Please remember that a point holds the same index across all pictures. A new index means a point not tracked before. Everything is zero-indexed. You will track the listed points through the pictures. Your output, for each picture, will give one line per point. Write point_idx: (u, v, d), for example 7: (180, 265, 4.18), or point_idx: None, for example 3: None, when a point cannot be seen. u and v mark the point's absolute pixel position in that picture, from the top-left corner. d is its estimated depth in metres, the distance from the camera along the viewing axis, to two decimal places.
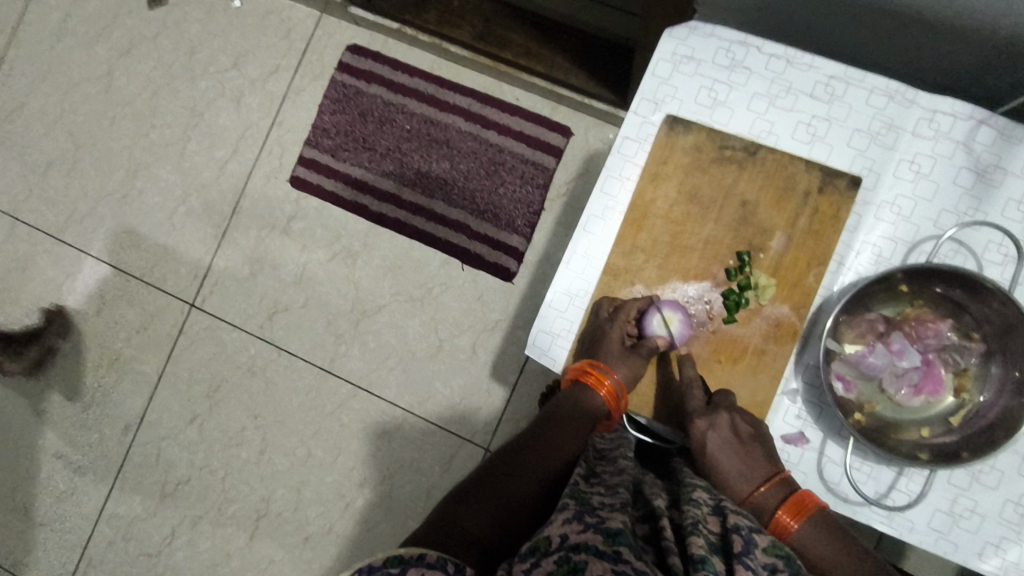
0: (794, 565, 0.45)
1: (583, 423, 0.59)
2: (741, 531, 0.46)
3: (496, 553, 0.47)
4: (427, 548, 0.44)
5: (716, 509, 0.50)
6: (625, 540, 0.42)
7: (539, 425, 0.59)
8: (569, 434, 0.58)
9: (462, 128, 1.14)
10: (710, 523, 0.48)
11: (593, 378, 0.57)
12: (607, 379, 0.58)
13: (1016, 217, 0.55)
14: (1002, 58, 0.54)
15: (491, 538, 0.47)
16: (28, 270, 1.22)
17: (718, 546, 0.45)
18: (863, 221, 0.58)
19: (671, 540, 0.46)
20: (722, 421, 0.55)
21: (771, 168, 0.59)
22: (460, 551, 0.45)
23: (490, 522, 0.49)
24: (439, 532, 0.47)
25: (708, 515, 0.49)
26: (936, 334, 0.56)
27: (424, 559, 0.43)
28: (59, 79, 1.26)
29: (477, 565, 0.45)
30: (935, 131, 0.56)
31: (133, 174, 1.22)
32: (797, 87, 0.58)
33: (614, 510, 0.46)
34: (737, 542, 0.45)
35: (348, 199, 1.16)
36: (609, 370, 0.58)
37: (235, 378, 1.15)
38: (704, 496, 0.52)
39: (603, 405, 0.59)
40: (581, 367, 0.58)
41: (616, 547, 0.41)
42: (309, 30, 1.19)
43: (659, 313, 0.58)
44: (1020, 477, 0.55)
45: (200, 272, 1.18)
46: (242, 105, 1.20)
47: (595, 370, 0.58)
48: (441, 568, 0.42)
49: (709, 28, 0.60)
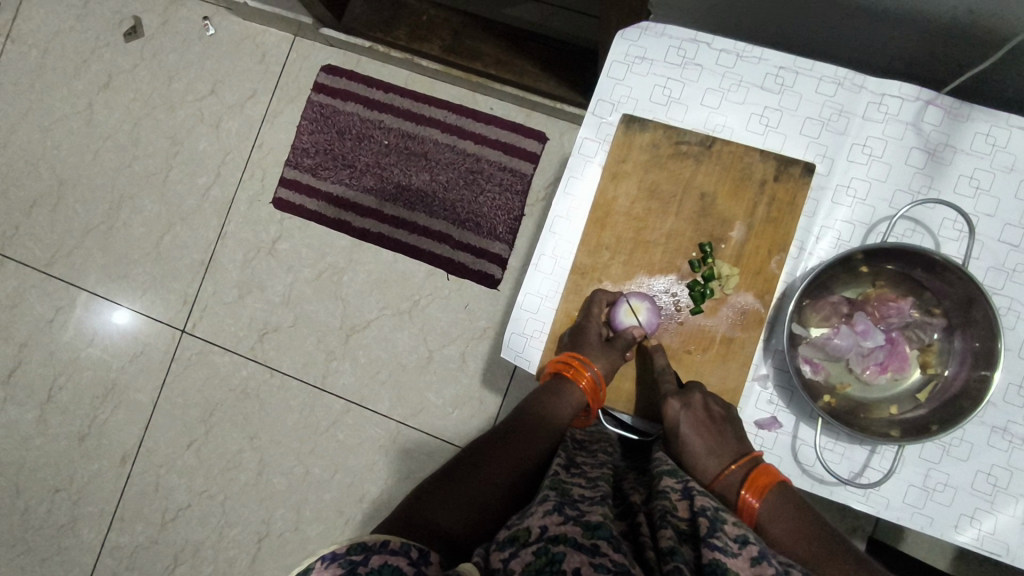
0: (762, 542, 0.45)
1: (558, 418, 0.60)
2: (708, 513, 0.47)
3: (464, 544, 0.48)
4: (389, 535, 0.44)
5: (685, 493, 0.51)
6: (604, 533, 0.42)
7: (513, 421, 0.60)
8: (543, 431, 0.60)
9: (438, 139, 1.16)
10: (680, 511, 0.49)
11: (573, 370, 0.58)
12: (586, 371, 0.58)
13: (968, 193, 0.57)
14: (945, 38, 0.55)
15: (457, 532, 0.48)
16: (19, 306, 1.24)
17: (687, 534, 0.46)
18: (820, 206, 0.59)
19: (647, 533, 0.47)
20: (695, 401, 0.57)
21: (726, 161, 0.60)
22: (426, 538, 0.46)
23: (459, 516, 0.50)
24: (407, 524, 0.47)
25: (677, 501, 0.50)
26: (898, 312, 0.57)
27: (387, 545, 0.42)
28: (42, 116, 1.27)
29: (447, 556, 0.46)
30: (884, 114, 0.58)
31: (118, 205, 1.24)
32: (748, 80, 0.60)
33: (593, 503, 0.47)
34: (704, 524, 0.46)
35: (331, 216, 1.17)
36: (588, 362, 0.58)
37: (229, 401, 1.16)
38: (674, 482, 0.52)
39: (582, 397, 0.60)
40: (562, 358, 0.59)
41: (594, 540, 0.41)
42: (283, 53, 1.21)
43: (627, 302, 0.60)
44: (991, 447, 0.55)
45: (189, 298, 1.19)
46: (222, 131, 1.22)
47: (575, 361, 0.58)
48: (404, 554, 0.42)
49: (660, 28, 0.61)
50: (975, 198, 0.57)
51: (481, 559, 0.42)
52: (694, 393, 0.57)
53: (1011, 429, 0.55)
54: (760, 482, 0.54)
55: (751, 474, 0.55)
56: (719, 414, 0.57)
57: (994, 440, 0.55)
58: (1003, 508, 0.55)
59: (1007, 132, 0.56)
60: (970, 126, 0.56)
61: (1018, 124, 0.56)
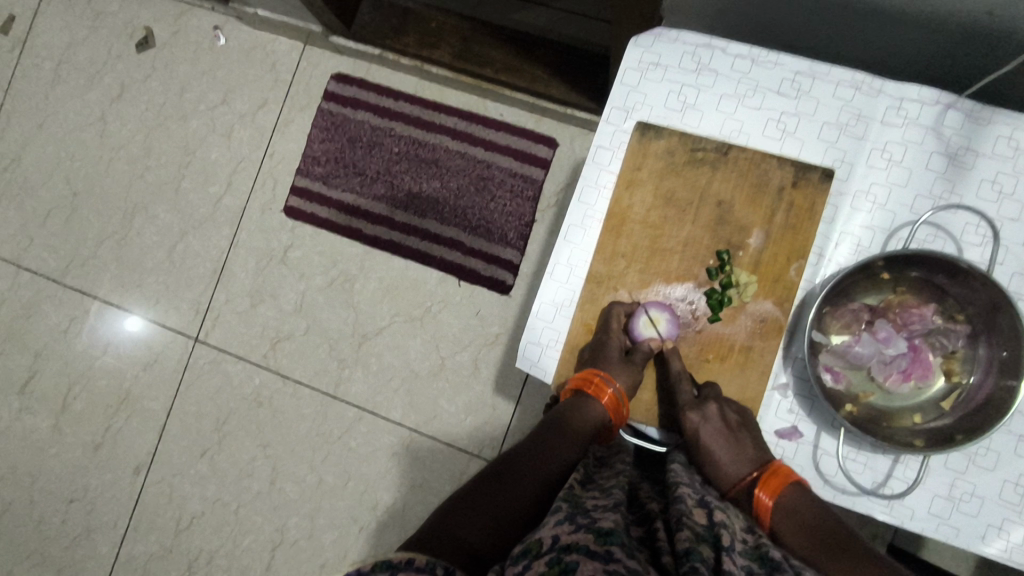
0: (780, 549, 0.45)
1: (583, 433, 0.59)
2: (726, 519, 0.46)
3: (490, 560, 0.47)
4: (415, 553, 0.44)
5: (702, 500, 0.50)
6: (615, 539, 0.42)
7: (541, 429, 0.60)
8: (571, 443, 0.58)
9: (448, 146, 1.16)
10: (697, 516, 0.48)
11: (594, 387, 0.57)
12: (608, 388, 0.58)
13: (991, 197, 0.56)
14: (965, 40, 0.55)
15: (483, 546, 0.47)
16: (35, 316, 1.25)
17: (707, 538, 0.46)
18: (839, 212, 0.58)
19: (664, 539, 0.46)
20: (711, 412, 0.56)
21: (743, 167, 0.59)
22: (450, 555, 0.45)
23: (481, 529, 0.49)
24: (431, 540, 0.46)
25: (694, 507, 0.50)
26: (920, 319, 0.56)
27: (412, 564, 0.42)
28: (55, 127, 1.29)
29: (469, 569, 0.45)
30: (904, 118, 0.57)
31: (131, 215, 1.24)
32: (764, 85, 0.59)
33: (607, 510, 0.47)
34: (724, 535, 0.46)
35: (343, 224, 1.17)
36: (610, 380, 0.58)
37: (242, 409, 1.16)
38: (690, 489, 0.52)
39: (604, 413, 0.59)
40: (581, 375, 0.58)
41: (606, 546, 0.41)
42: (293, 61, 1.22)
43: (645, 314, 0.59)
44: (1018, 456, 0.54)
45: (201, 306, 1.20)
46: (233, 140, 1.23)
47: (596, 378, 0.57)
48: (430, 571, 0.42)
49: (674, 34, 0.61)
50: (997, 203, 0.56)
51: None
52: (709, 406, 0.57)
53: None
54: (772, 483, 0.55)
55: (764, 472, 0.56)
56: (735, 424, 0.56)
57: (1021, 449, 0.54)
58: None
59: None
60: (991, 130, 0.56)
61: None
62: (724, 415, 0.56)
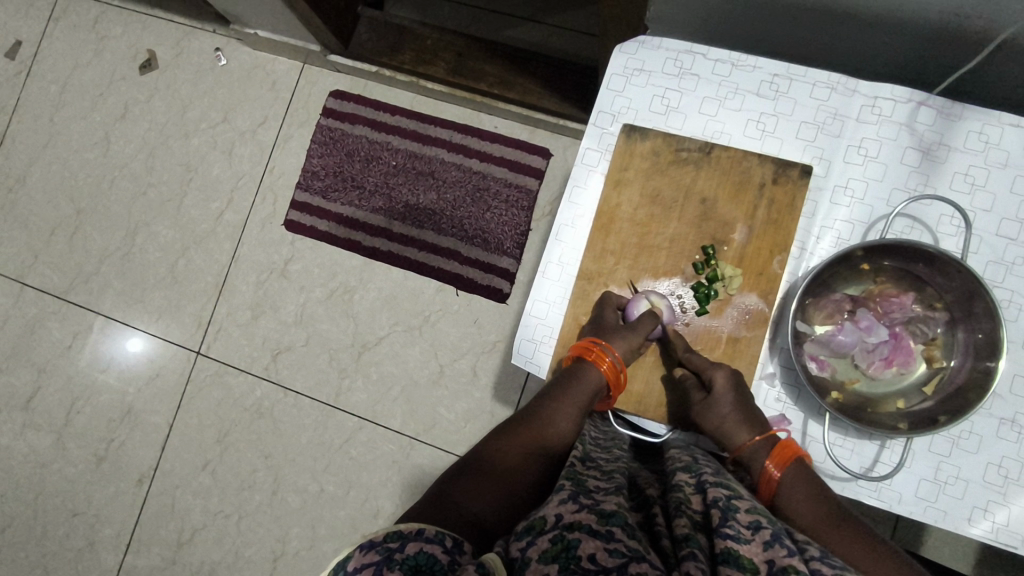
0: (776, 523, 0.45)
1: (580, 402, 0.58)
2: (721, 502, 0.48)
3: (495, 533, 0.48)
4: (424, 524, 0.44)
5: (698, 487, 0.51)
6: (617, 521, 0.43)
7: (537, 401, 0.59)
8: (568, 408, 0.58)
9: (445, 158, 1.18)
10: (694, 503, 0.50)
11: (594, 355, 0.58)
12: (607, 357, 0.58)
13: (964, 189, 0.58)
14: (933, 41, 0.57)
15: (487, 518, 0.48)
16: (39, 332, 1.26)
17: (701, 523, 0.47)
18: (819, 206, 0.60)
19: (662, 523, 0.48)
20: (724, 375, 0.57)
21: (725, 165, 0.61)
22: (455, 526, 0.46)
23: (486, 500, 0.50)
24: (438, 509, 0.47)
25: (692, 494, 0.51)
26: (900, 307, 0.58)
27: (423, 534, 0.43)
28: (60, 148, 1.32)
29: (475, 542, 0.46)
30: (878, 116, 0.59)
31: (134, 231, 1.27)
32: (743, 87, 0.62)
33: (608, 493, 0.48)
34: (716, 515, 0.46)
35: (342, 236, 1.20)
36: (610, 347, 0.58)
37: (244, 421, 1.17)
38: (689, 477, 0.54)
39: (602, 380, 0.59)
40: (583, 343, 0.59)
41: (608, 527, 0.42)
42: (293, 80, 1.25)
43: (645, 299, 0.61)
44: (1000, 439, 0.56)
45: (203, 320, 1.22)
46: (234, 157, 1.26)
47: (596, 347, 0.58)
48: (439, 543, 0.43)
49: (657, 41, 0.64)
50: (970, 194, 0.58)
51: (502, 551, 0.42)
52: (716, 377, 0.57)
53: (1020, 420, 0.56)
54: (782, 452, 0.55)
55: (776, 446, 0.55)
56: (741, 396, 0.57)
57: (1002, 431, 0.56)
58: (1016, 500, 0.55)
59: (999, 128, 0.57)
60: (962, 125, 0.58)
61: (1010, 121, 0.57)
62: (731, 384, 0.57)
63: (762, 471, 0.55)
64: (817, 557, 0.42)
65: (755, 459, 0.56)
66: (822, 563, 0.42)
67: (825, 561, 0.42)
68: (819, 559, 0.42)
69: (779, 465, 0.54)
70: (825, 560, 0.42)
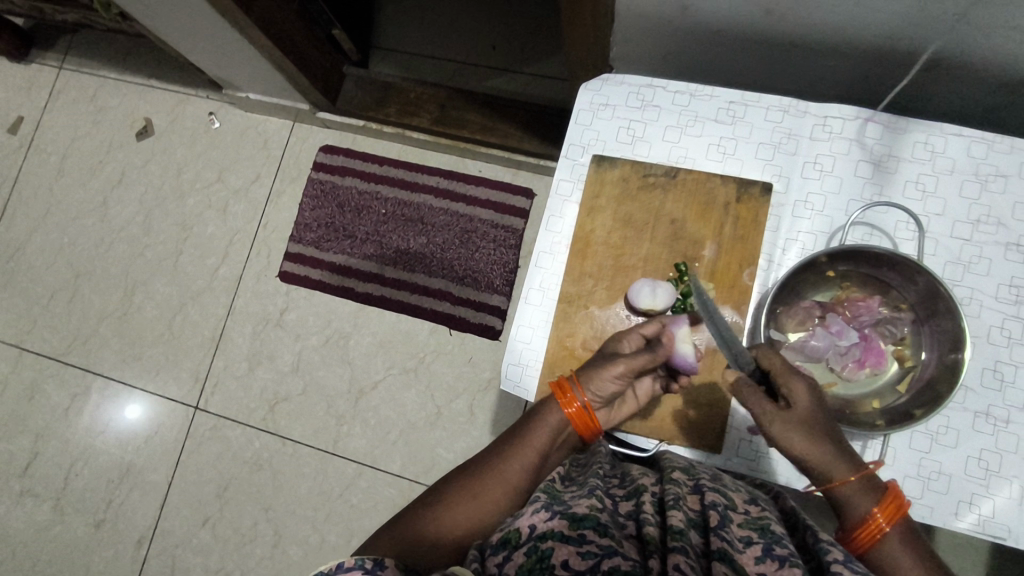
0: (769, 533, 0.47)
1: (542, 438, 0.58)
2: (718, 508, 0.48)
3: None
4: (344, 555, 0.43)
5: (696, 488, 0.52)
6: (589, 523, 0.44)
7: (509, 436, 0.59)
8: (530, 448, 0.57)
9: (432, 204, 1.23)
10: (690, 501, 0.50)
11: (563, 396, 0.58)
12: (577, 400, 0.58)
13: (916, 196, 0.62)
14: (875, 60, 0.62)
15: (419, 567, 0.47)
16: (37, 396, 1.27)
17: (697, 521, 0.47)
18: (782, 220, 0.64)
19: (650, 511, 0.47)
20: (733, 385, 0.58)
21: (691, 187, 0.65)
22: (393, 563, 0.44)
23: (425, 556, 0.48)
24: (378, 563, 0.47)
25: (688, 493, 0.51)
26: (868, 311, 0.60)
27: (343, 565, 0.41)
28: (60, 215, 1.36)
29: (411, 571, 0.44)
30: (829, 133, 0.63)
31: (132, 291, 1.30)
32: (702, 115, 0.66)
33: (581, 496, 0.49)
34: (714, 516, 0.47)
35: (335, 283, 1.23)
36: (580, 389, 0.58)
37: (243, 474, 1.17)
38: (686, 476, 0.54)
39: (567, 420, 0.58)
40: (559, 384, 0.59)
41: (580, 530, 0.43)
42: (284, 137, 1.31)
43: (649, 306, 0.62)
44: (976, 432, 0.58)
45: (201, 374, 1.23)
46: (228, 214, 1.30)
47: (566, 388, 0.58)
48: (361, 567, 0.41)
49: (619, 77, 0.68)
50: (922, 201, 0.61)
51: (476, 566, 0.44)
52: (796, 393, 0.53)
53: (993, 413, 0.58)
54: (892, 506, 0.51)
55: (881, 497, 0.51)
56: (823, 420, 0.53)
57: (978, 424, 0.58)
58: (999, 491, 0.57)
59: (942, 138, 0.62)
60: (908, 137, 0.62)
61: (952, 131, 0.61)
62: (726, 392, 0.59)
63: (865, 517, 0.51)
64: (838, 560, 0.43)
65: (854, 497, 0.51)
66: (845, 566, 0.42)
67: (848, 564, 0.43)
68: (843, 561, 0.43)
69: (889, 519, 0.50)
70: (848, 564, 0.43)
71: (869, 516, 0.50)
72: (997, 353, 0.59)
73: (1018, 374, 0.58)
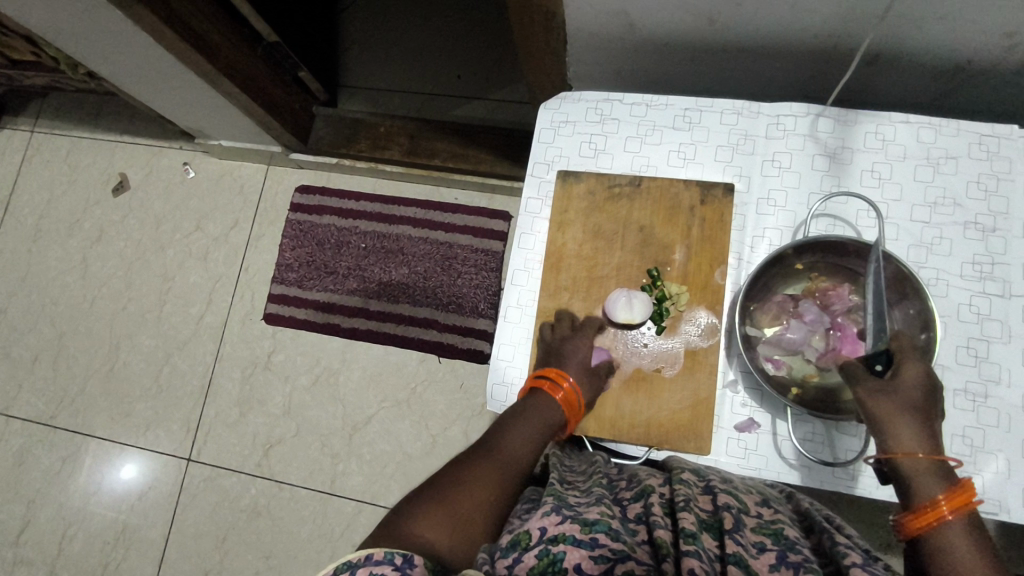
0: (783, 539, 0.45)
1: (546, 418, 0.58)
2: (731, 510, 0.47)
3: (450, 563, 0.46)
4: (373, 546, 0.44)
5: (707, 489, 0.51)
6: (601, 527, 0.43)
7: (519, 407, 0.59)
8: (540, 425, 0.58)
9: (412, 234, 1.24)
10: (702, 502, 0.49)
11: (550, 381, 0.60)
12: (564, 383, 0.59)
13: (872, 184, 0.63)
14: (821, 52, 0.64)
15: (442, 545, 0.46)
16: (26, 462, 1.25)
17: (711, 524, 0.46)
18: (746, 219, 0.65)
19: (660, 515, 0.46)
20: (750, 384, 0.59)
21: (655, 194, 0.67)
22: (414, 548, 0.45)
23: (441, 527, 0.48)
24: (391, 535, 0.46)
25: (699, 494, 0.50)
26: (839, 298, 0.61)
27: (372, 557, 0.42)
28: (38, 277, 1.35)
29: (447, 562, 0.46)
30: (783, 131, 0.65)
31: (116, 347, 1.29)
32: (660, 124, 0.68)
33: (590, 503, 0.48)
34: (729, 518, 0.46)
35: (321, 321, 1.23)
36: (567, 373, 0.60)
37: (241, 523, 1.15)
38: (695, 478, 0.53)
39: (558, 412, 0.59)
40: (540, 372, 0.61)
41: (592, 534, 0.43)
42: (259, 181, 1.32)
43: (623, 306, 0.63)
44: (957, 410, 0.58)
45: (192, 425, 1.22)
46: (208, 261, 1.30)
47: (552, 373, 0.60)
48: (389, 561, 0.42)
49: (576, 94, 0.70)
50: (879, 188, 0.63)
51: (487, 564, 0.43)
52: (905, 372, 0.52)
53: (972, 389, 0.59)
54: (962, 495, 0.46)
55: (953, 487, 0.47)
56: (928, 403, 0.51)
57: (959, 403, 0.58)
58: (986, 467, 0.57)
59: (892, 127, 0.64)
60: (858, 127, 0.64)
61: (899, 119, 0.63)
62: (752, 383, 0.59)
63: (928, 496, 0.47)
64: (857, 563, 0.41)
65: (922, 474, 0.48)
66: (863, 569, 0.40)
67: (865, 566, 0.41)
68: (861, 565, 0.41)
69: (954, 509, 0.46)
70: (867, 567, 0.41)
71: (931, 498, 0.47)
72: (969, 331, 0.60)
73: (992, 349, 0.59)
